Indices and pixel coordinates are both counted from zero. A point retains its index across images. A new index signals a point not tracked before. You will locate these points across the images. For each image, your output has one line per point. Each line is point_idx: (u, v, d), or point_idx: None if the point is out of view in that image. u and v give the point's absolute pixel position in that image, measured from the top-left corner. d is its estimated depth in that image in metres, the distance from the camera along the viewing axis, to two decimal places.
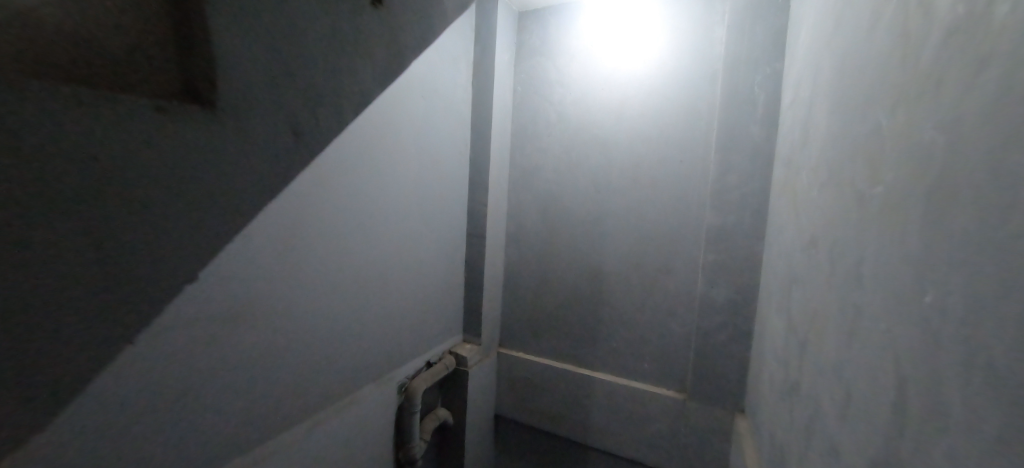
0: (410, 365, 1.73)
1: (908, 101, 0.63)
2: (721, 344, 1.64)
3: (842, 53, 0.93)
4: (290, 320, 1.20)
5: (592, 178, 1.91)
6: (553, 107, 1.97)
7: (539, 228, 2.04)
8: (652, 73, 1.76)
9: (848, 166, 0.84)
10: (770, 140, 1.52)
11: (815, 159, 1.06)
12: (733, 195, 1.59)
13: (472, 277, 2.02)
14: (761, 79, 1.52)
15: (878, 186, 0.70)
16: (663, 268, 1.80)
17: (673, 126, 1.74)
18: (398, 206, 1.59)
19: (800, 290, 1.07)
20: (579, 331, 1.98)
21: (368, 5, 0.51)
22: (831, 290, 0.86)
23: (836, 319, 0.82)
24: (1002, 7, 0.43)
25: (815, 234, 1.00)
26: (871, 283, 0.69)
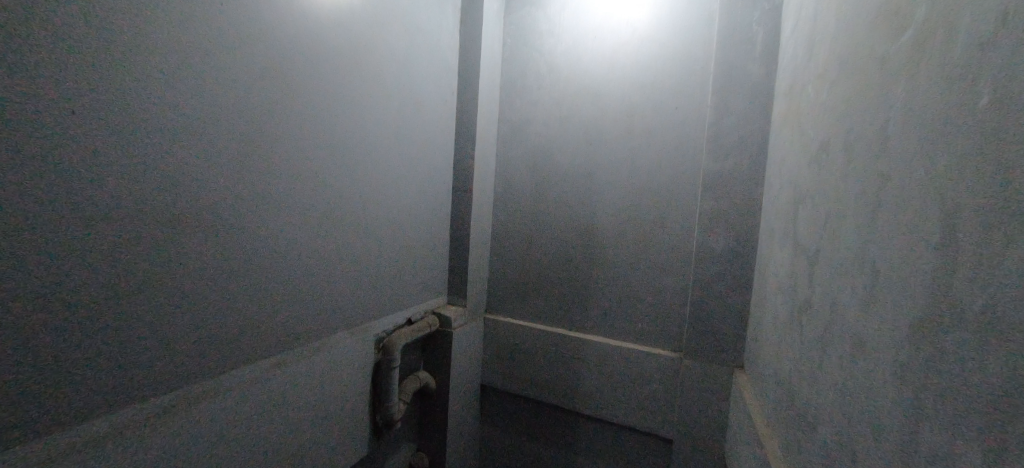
0: (389, 320, 1.61)
1: None
2: (719, 296, 1.55)
3: None
4: (250, 243, 1.07)
5: (584, 129, 1.81)
6: (543, 58, 1.89)
7: (528, 185, 1.94)
8: (647, 18, 1.71)
9: (867, 41, 0.76)
10: (770, 78, 1.46)
11: (824, 63, 0.99)
12: (731, 138, 1.52)
13: (458, 236, 1.91)
14: (760, 16, 1.47)
15: (908, 33, 0.62)
16: (658, 221, 1.70)
17: (669, 72, 1.67)
18: (376, 143, 1.47)
19: (809, 205, 0.99)
20: (570, 293, 1.88)
21: None
22: (849, 180, 0.78)
23: (857, 205, 0.74)
24: None
25: (827, 138, 0.92)
26: (902, 136, 0.61)
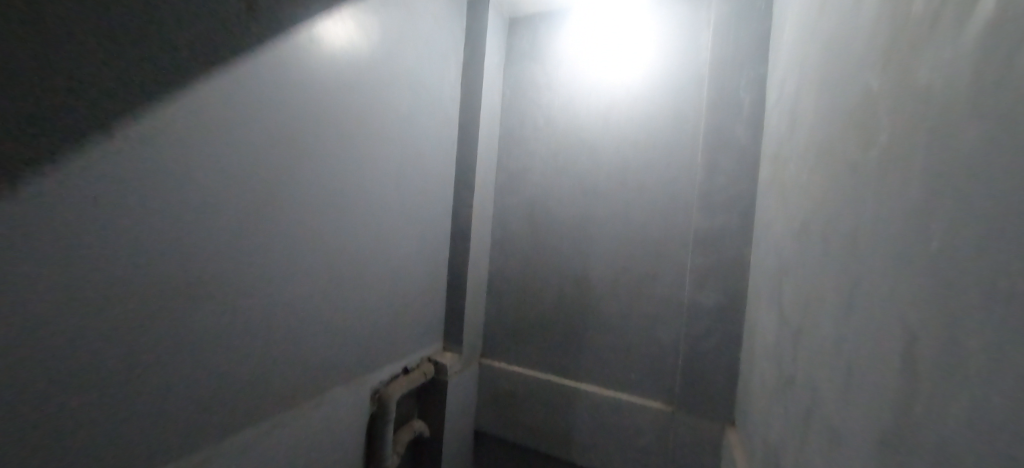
0: (385, 370, 1.62)
1: (893, 57, 0.62)
2: (711, 351, 1.57)
3: (828, 35, 0.93)
4: (251, 307, 1.10)
5: (579, 180, 1.88)
6: (541, 111, 1.97)
7: (524, 232, 1.99)
8: (640, 78, 1.79)
9: (839, 141, 0.82)
10: (756, 142, 1.52)
11: (804, 145, 1.04)
12: (721, 196, 1.57)
13: (455, 282, 1.94)
14: (746, 83, 1.54)
15: (872, 149, 0.67)
16: (651, 272, 1.74)
17: (661, 130, 1.75)
18: (378, 197, 1.51)
19: (792, 280, 1.03)
20: (565, 339, 1.89)
21: None
22: (826, 271, 0.82)
23: (833, 299, 0.78)
24: None
25: (807, 219, 0.96)
26: (867, 249, 0.66)
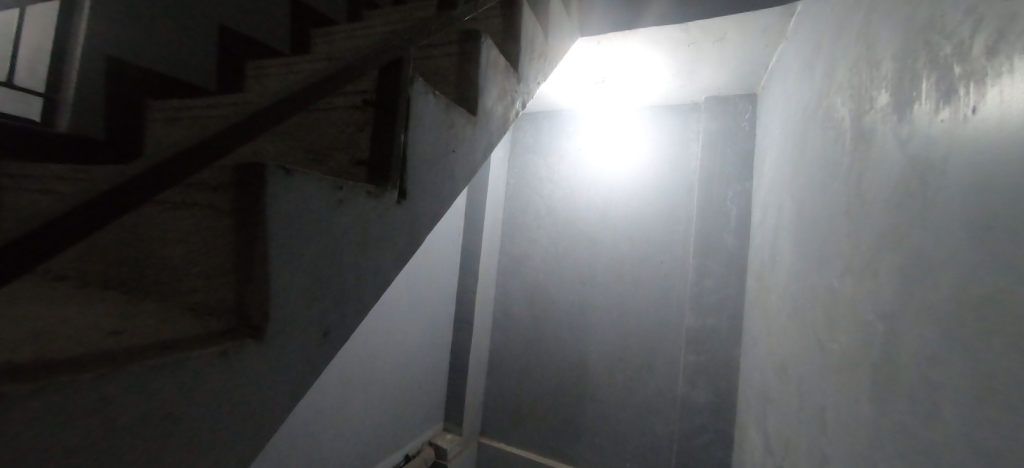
0: (387, 460, 1.69)
1: (854, 275, 0.73)
2: (704, 449, 1.63)
3: (800, 201, 1.06)
4: None
5: (578, 269, 1.99)
6: (543, 201, 2.11)
7: (525, 314, 2.08)
8: (636, 178, 1.94)
9: (811, 311, 0.92)
10: (743, 251, 1.64)
11: (783, 287, 1.15)
12: (711, 299, 1.67)
13: (457, 363, 2.02)
14: (732, 195, 1.68)
15: (836, 341, 0.78)
16: (645, 364, 1.83)
17: (655, 228, 1.88)
18: (388, 296, 1.62)
19: (774, 414, 1.11)
20: (562, 424, 1.95)
21: (395, 204, 0.57)
22: (801, 431, 0.91)
23: (807, 462, 0.86)
24: (919, 234, 0.56)
25: (786, 363, 1.06)
26: (836, 438, 0.75)
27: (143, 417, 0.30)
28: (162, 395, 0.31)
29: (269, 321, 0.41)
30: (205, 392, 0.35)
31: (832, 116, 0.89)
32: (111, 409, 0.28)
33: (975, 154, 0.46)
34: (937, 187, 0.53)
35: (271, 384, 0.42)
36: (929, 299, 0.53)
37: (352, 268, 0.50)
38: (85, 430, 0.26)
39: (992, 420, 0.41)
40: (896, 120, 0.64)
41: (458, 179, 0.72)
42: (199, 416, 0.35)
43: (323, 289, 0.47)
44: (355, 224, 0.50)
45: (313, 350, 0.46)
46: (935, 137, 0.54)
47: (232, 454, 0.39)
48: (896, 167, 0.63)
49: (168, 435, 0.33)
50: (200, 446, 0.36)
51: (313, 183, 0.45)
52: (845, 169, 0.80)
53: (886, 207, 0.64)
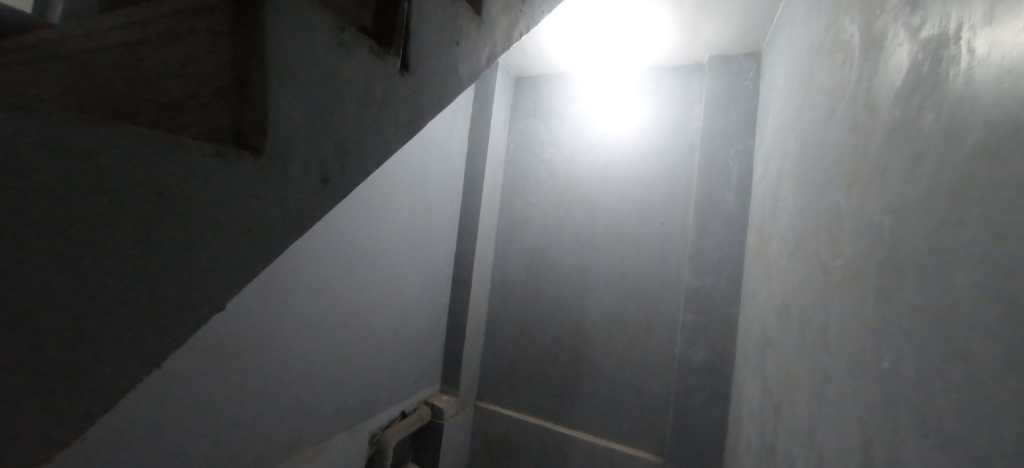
0: (384, 414, 1.69)
1: (861, 186, 0.71)
2: (700, 407, 1.63)
3: (804, 137, 1.04)
4: (268, 360, 1.18)
5: (577, 233, 1.99)
6: (543, 165, 2.10)
7: (524, 278, 2.08)
8: (637, 141, 1.92)
9: (814, 236, 0.92)
10: (744, 209, 1.64)
11: (784, 229, 1.14)
12: (711, 257, 1.67)
13: (454, 325, 2.02)
14: (735, 154, 1.67)
15: (840, 258, 0.77)
16: (642, 326, 1.83)
17: (657, 191, 1.87)
18: (386, 250, 1.60)
19: (773, 352, 1.11)
20: (559, 386, 1.95)
21: (397, 72, 0.55)
22: (800, 356, 0.91)
23: (806, 383, 0.86)
24: (930, 115, 0.54)
25: (786, 300, 1.06)
26: (836, 347, 0.75)
27: (137, 186, 0.31)
28: (160, 170, 0.32)
29: (267, 142, 0.41)
30: (205, 188, 0.36)
31: (840, 39, 0.86)
32: (80, 168, 0.27)
33: (994, 5, 0.44)
34: (953, 60, 0.50)
35: (269, 208, 0.42)
36: (937, 175, 0.51)
37: (354, 123, 0.50)
38: (74, 173, 0.27)
39: (995, 264, 0.40)
40: (908, 13, 0.62)
41: (463, 75, 0.71)
42: (198, 207, 0.36)
43: (324, 129, 0.46)
44: (357, 76, 0.49)
45: (310, 190, 0.46)
46: (951, 11, 0.52)
47: (237, 263, 0.42)
48: (908, 60, 0.61)
49: (168, 214, 0.34)
50: (200, 239, 0.37)
51: (315, 14, 0.43)
52: (853, 81, 0.79)
53: (896, 98, 0.63)
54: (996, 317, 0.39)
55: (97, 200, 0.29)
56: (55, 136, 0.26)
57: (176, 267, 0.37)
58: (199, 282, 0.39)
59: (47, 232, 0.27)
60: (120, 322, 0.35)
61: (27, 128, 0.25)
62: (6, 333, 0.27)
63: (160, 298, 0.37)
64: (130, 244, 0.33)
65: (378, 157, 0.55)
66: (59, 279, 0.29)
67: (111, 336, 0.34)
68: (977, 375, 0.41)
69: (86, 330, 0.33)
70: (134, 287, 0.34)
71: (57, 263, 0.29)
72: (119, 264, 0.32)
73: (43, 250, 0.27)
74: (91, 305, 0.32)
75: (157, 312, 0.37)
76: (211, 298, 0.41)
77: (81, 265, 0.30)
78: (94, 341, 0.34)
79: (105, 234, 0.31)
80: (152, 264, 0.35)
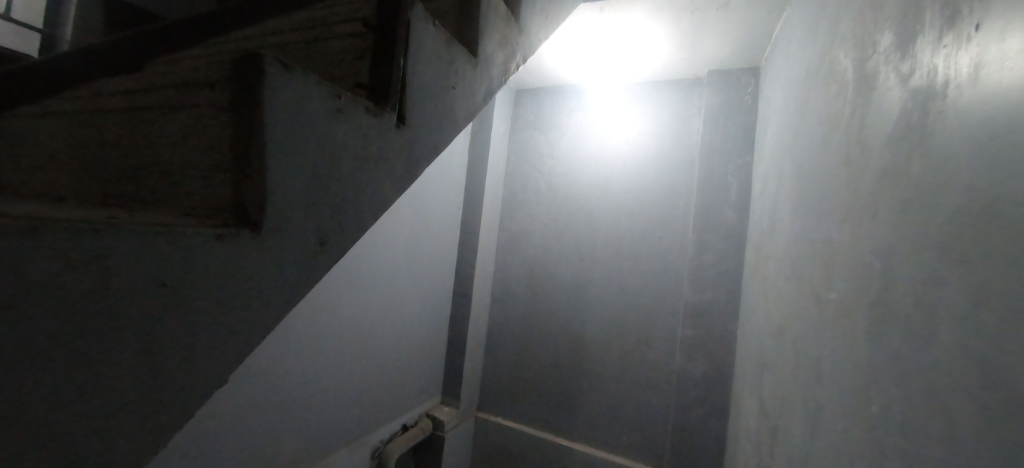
0: (385, 428, 1.71)
1: (854, 223, 0.72)
2: (699, 421, 1.64)
3: (800, 162, 1.05)
4: (271, 380, 1.20)
5: (576, 245, 2.00)
6: (543, 177, 2.11)
7: (524, 290, 2.09)
8: (636, 154, 1.93)
9: (808, 265, 0.92)
10: (743, 224, 1.65)
11: (780, 251, 1.15)
12: (710, 272, 1.68)
13: (455, 337, 2.03)
14: (733, 169, 1.68)
15: (833, 291, 0.78)
16: (642, 339, 1.84)
17: (655, 204, 1.87)
18: (386, 266, 1.61)
19: (770, 375, 1.12)
20: (559, 398, 1.97)
21: (393, 126, 0.57)
22: (795, 384, 0.92)
23: (800, 413, 0.87)
24: (918, 165, 0.55)
25: (782, 324, 1.06)
26: (828, 382, 0.75)
27: (141, 283, 0.32)
28: (164, 260, 0.33)
29: (266, 215, 0.42)
30: (206, 267, 0.37)
31: (835, 70, 0.87)
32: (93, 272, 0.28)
33: (976, 67, 0.45)
34: (940, 114, 0.51)
35: (268, 277, 0.44)
36: (924, 227, 0.52)
37: (351, 182, 0.52)
38: (77, 284, 0.27)
39: (976, 331, 0.41)
40: (898, 59, 0.62)
41: (458, 118, 0.72)
42: (201, 286, 0.37)
43: (320, 193, 0.48)
44: (352, 138, 0.51)
45: (308, 253, 0.48)
46: (936, 64, 0.52)
47: (233, 338, 0.42)
48: (897, 105, 0.61)
49: (172, 299, 0.35)
50: (203, 316, 0.38)
51: (313, 85, 0.45)
52: (846, 116, 0.79)
53: (886, 142, 0.64)
54: (975, 381, 0.40)
55: (106, 300, 0.30)
56: (64, 250, 0.26)
57: (183, 345, 0.37)
58: (197, 364, 0.39)
59: (49, 344, 0.27)
60: (116, 417, 0.34)
61: (39, 248, 0.24)
62: (6, 446, 0.27)
63: (155, 387, 0.36)
64: (129, 339, 0.32)
65: (374, 210, 0.56)
66: (59, 386, 0.29)
67: (124, 421, 0.35)
68: (960, 435, 0.42)
69: (83, 431, 0.32)
70: (131, 381, 0.34)
71: (56, 370, 0.28)
72: (118, 360, 0.32)
73: (47, 362, 0.27)
74: (89, 407, 0.31)
75: (166, 392, 0.37)
76: (218, 370, 0.41)
77: (92, 363, 0.30)
78: (90, 441, 0.33)
79: (105, 334, 0.30)
80: (159, 347, 0.35)
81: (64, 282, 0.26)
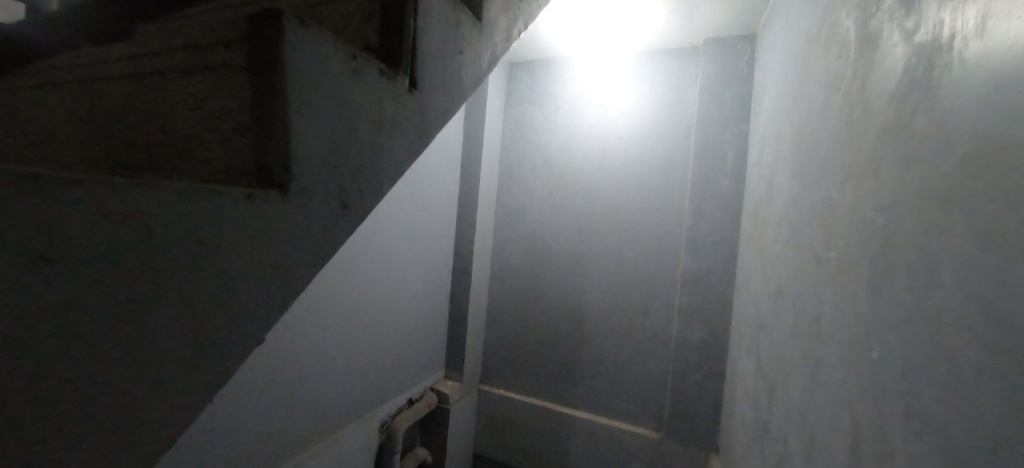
0: (393, 403, 1.75)
1: (855, 181, 0.74)
2: (696, 384, 1.72)
3: (799, 128, 1.06)
4: (279, 357, 1.21)
5: (575, 220, 2.02)
6: (540, 151, 2.10)
7: (523, 266, 2.12)
8: (633, 125, 1.92)
9: (807, 226, 0.95)
10: (739, 193, 1.67)
11: (779, 216, 1.17)
12: (707, 242, 1.72)
13: (457, 314, 2.07)
14: (730, 138, 1.69)
15: (834, 250, 0.80)
16: (641, 309, 1.90)
17: (653, 176, 1.89)
18: (387, 244, 1.61)
19: (767, 335, 1.16)
20: (561, 369, 2.03)
21: (405, 90, 0.56)
22: (793, 341, 0.97)
23: (798, 366, 0.92)
24: (922, 120, 0.56)
25: (780, 286, 1.10)
26: (827, 334, 0.80)
27: (175, 239, 0.32)
28: (194, 218, 0.33)
29: (290, 178, 0.42)
30: (235, 227, 0.37)
31: (836, 31, 0.87)
32: (126, 226, 0.28)
33: (984, 18, 0.45)
34: (944, 68, 0.51)
35: (295, 240, 0.44)
36: (927, 177, 0.54)
37: (369, 146, 0.52)
38: (123, 237, 0.28)
39: (982, 272, 0.43)
40: (902, 15, 0.63)
41: (466, 83, 0.71)
42: (231, 247, 0.37)
43: (340, 157, 0.48)
44: (368, 102, 0.50)
45: (332, 217, 0.48)
46: (943, 18, 0.52)
47: (267, 300, 0.42)
48: (901, 62, 0.62)
49: (201, 258, 0.35)
50: (234, 278, 0.38)
51: (330, 45, 0.44)
52: (848, 76, 0.80)
53: (889, 98, 0.65)
54: (976, 320, 0.43)
55: (141, 255, 0.30)
56: (107, 202, 0.27)
57: (217, 307, 0.37)
58: (234, 323, 0.39)
59: (95, 293, 0.28)
60: (167, 375, 0.35)
61: (84, 197, 0.25)
62: (62, 391, 0.28)
63: (196, 347, 0.37)
64: (168, 295, 0.33)
65: (390, 177, 0.57)
66: (100, 339, 0.29)
67: (167, 377, 0.36)
68: (959, 370, 0.45)
69: (137, 386, 0.33)
70: (176, 340, 0.35)
71: (99, 321, 0.29)
72: (164, 319, 0.33)
73: (93, 314, 0.28)
74: (136, 360, 0.32)
75: (205, 353, 0.38)
76: (253, 333, 0.42)
77: (130, 317, 0.31)
78: (144, 396, 0.34)
79: (147, 289, 0.31)
80: (194, 307, 0.35)
81: (109, 234, 0.28)
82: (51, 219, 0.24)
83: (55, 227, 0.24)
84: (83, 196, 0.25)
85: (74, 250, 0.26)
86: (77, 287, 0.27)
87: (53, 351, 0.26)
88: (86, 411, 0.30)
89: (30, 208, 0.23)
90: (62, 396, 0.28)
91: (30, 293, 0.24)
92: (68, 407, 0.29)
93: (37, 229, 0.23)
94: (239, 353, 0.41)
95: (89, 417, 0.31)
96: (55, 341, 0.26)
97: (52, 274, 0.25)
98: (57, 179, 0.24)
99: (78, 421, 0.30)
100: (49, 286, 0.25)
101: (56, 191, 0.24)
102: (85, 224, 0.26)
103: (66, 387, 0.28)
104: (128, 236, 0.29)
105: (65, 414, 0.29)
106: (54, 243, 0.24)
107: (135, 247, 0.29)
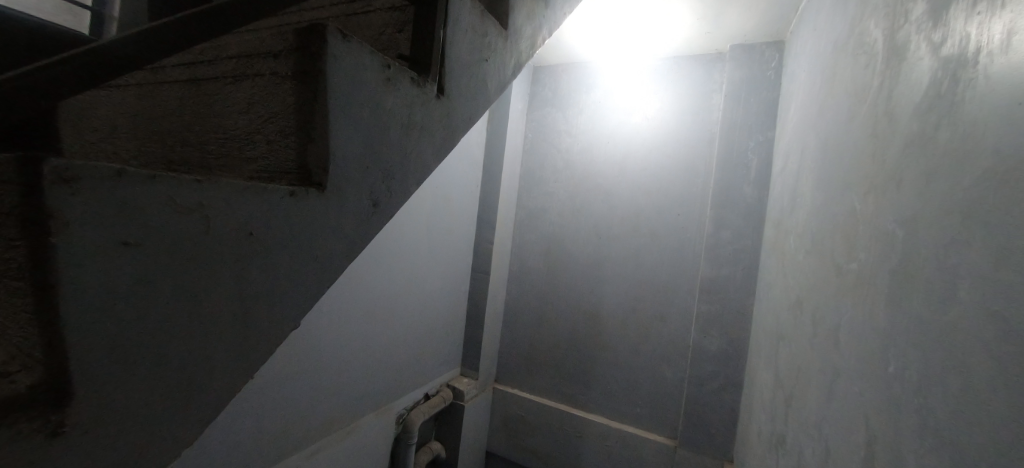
0: (410, 396, 1.81)
1: (877, 193, 0.73)
2: (712, 393, 1.69)
3: (824, 138, 1.04)
4: (305, 347, 1.28)
5: (594, 224, 2.03)
6: (561, 155, 2.12)
7: (541, 268, 2.15)
8: (655, 130, 1.92)
9: (829, 235, 0.93)
10: (762, 202, 1.65)
11: (801, 225, 1.16)
12: (727, 250, 1.70)
13: (474, 312, 2.11)
14: (754, 145, 1.67)
15: (854, 261, 0.80)
16: (657, 315, 1.89)
17: (675, 181, 1.87)
18: (409, 243, 1.67)
19: (786, 346, 1.15)
20: (574, 372, 2.05)
21: (433, 96, 0.61)
22: (812, 352, 0.95)
23: (816, 378, 0.91)
24: (945, 135, 0.55)
25: (800, 296, 1.09)
26: (846, 346, 0.78)
27: (230, 230, 0.36)
28: (245, 212, 0.37)
29: (328, 176, 0.46)
30: (277, 219, 0.41)
31: (864, 41, 0.86)
32: (191, 217, 0.32)
33: (1008, 35, 0.44)
34: (968, 82, 0.51)
35: (329, 233, 0.48)
36: (950, 189, 0.53)
37: (398, 148, 0.56)
38: (185, 229, 0.32)
39: (1000, 289, 0.42)
40: (929, 28, 0.62)
41: (491, 90, 0.75)
42: (272, 239, 0.41)
43: (373, 159, 0.52)
44: (399, 108, 0.55)
45: (363, 213, 0.52)
46: (968, 32, 0.52)
47: (304, 286, 0.46)
48: (927, 75, 0.61)
49: (249, 249, 0.38)
50: (275, 265, 0.42)
51: (367, 56, 0.48)
52: (874, 85, 0.79)
53: (915, 109, 0.64)
54: (993, 336, 0.43)
55: (202, 243, 0.34)
56: (177, 197, 0.31)
57: (258, 293, 0.41)
58: (274, 306, 0.43)
59: (166, 276, 0.31)
60: (217, 355, 0.38)
61: (158, 191, 0.29)
62: (135, 365, 0.31)
63: (245, 329, 0.40)
64: (224, 280, 0.37)
65: (417, 177, 0.61)
66: (166, 319, 0.32)
67: (221, 355, 0.39)
68: (973, 386, 0.45)
69: (197, 363, 0.37)
70: (228, 322, 0.38)
71: (168, 301, 0.32)
72: (221, 302, 0.37)
73: (163, 296, 0.32)
74: (195, 339, 0.36)
75: (253, 334, 0.41)
76: (288, 319, 0.45)
77: (192, 300, 0.34)
78: (200, 373, 0.37)
79: (207, 274, 0.35)
80: (243, 291, 0.39)
81: (174, 225, 0.31)
82: (130, 209, 0.27)
83: (137, 218, 0.28)
84: (159, 189, 0.29)
85: (151, 237, 0.29)
86: (152, 270, 0.30)
87: (130, 324, 0.30)
88: (153, 385, 0.33)
89: (119, 199, 0.26)
90: (136, 369, 0.31)
91: (116, 273, 0.27)
92: (139, 379, 0.32)
93: (122, 219, 0.27)
94: (276, 337, 0.44)
95: (154, 391, 0.33)
96: (131, 316, 0.30)
97: (133, 256, 0.28)
98: (141, 174, 0.27)
99: (145, 394, 0.33)
100: (132, 267, 0.28)
101: (142, 185, 0.28)
102: (161, 214, 0.30)
103: (138, 360, 0.31)
104: (193, 226, 0.33)
105: (137, 386, 0.32)
106: (135, 230, 0.28)
107: (198, 235, 0.33)
